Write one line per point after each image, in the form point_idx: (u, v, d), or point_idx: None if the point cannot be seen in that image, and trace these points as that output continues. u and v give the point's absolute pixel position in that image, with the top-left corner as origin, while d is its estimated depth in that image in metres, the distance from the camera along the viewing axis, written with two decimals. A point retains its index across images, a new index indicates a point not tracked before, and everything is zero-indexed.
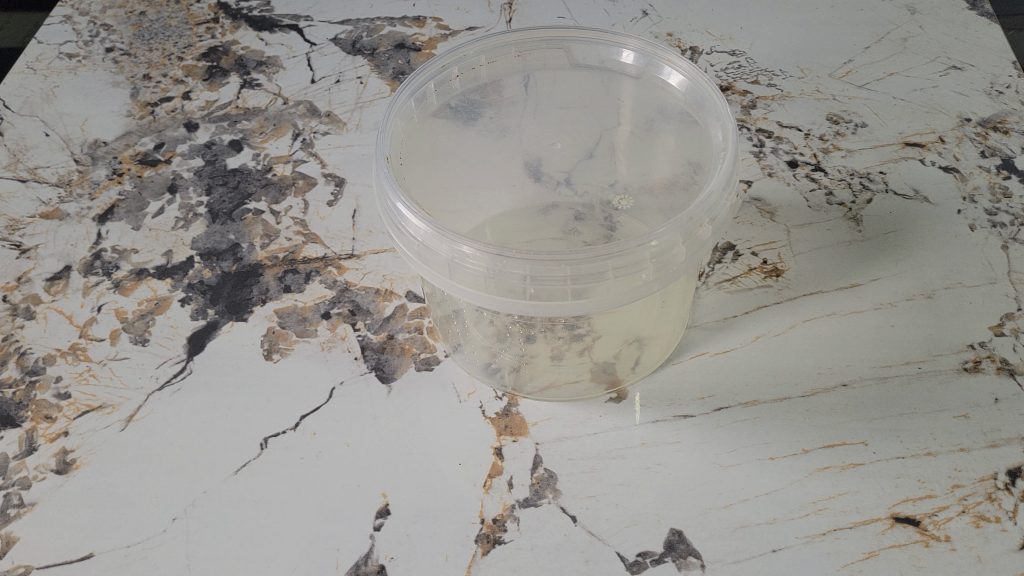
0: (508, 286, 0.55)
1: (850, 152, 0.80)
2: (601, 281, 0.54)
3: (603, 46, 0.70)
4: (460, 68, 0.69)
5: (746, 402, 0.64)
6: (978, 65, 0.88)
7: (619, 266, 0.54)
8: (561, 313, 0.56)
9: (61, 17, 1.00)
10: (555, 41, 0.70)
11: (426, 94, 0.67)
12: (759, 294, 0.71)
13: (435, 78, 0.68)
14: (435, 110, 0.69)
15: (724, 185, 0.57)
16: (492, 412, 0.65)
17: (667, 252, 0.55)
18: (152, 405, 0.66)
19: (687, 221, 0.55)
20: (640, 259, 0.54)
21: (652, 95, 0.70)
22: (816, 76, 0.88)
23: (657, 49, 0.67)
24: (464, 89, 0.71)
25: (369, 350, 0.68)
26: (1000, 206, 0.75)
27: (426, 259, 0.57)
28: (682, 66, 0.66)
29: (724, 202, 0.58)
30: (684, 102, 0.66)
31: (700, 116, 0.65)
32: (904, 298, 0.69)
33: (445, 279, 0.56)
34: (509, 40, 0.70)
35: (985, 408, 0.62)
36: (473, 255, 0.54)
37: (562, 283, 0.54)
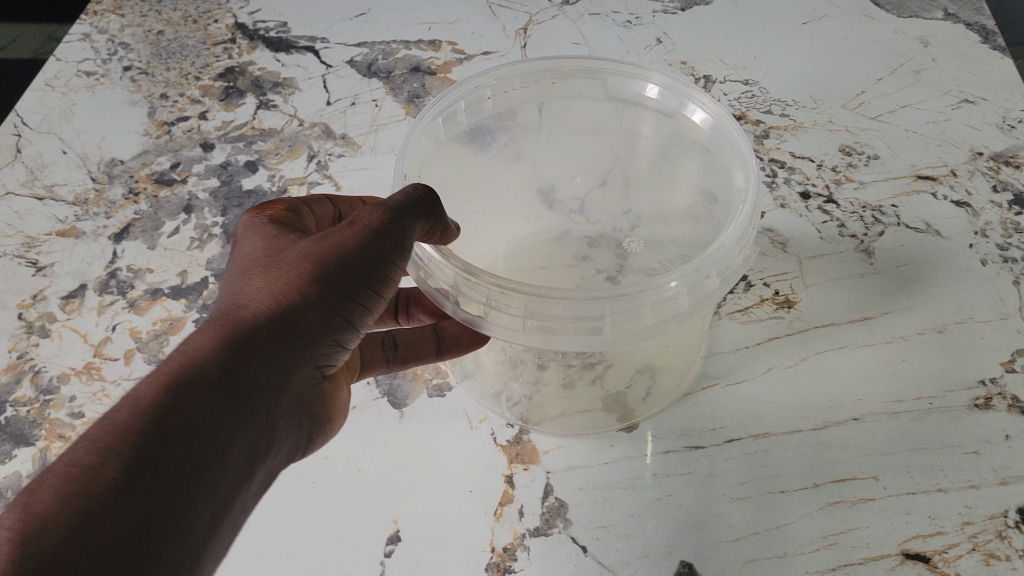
0: (509, 314, 0.54)
1: (862, 184, 0.81)
2: (600, 323, 0.54)
3: (629, 81, 0.70)
4: (492, 91, 0.70)
5: (757, 434, 0.64)
6: (990, 99, 0.88)
7: (620, 309, 0.53)
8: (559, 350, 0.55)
9: (80, 35, 1.01)
10: (571, 66, 0.70)
11: (450, 117, 0.67)
12: (771, 325, 0.71)
13: (466, 98, 0.68)
14: (459, 135, 0.69)
15: (749, 220, 0.57)
16: (504, 440, 0.65)
17: (700, 287, 0.55)
18: None
19: (698, 272, 0.54)
20: (647, 303, 0.54)
21: (673, 129, 0.70)
22: (829, 107, 0.89)
23: (680, 83, 0.68)
24: (490, 113, 0.71)
25: (381, 375, 0.69)
26: (1011, 241, 0.75)
27: (438, 291, 0.57)
28: (703, 103, 0.66)
29: (752, 237, 0.58)
30: (705, 138, 0.67)
31: (719, 152, 0.65)
32: (916, 333, 0.69)
33: (453, 308, 0.56)
34: (544, 66, 0.70)
35: (996, 444, 0.62)
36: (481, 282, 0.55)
37: (559, 321, 0.54)
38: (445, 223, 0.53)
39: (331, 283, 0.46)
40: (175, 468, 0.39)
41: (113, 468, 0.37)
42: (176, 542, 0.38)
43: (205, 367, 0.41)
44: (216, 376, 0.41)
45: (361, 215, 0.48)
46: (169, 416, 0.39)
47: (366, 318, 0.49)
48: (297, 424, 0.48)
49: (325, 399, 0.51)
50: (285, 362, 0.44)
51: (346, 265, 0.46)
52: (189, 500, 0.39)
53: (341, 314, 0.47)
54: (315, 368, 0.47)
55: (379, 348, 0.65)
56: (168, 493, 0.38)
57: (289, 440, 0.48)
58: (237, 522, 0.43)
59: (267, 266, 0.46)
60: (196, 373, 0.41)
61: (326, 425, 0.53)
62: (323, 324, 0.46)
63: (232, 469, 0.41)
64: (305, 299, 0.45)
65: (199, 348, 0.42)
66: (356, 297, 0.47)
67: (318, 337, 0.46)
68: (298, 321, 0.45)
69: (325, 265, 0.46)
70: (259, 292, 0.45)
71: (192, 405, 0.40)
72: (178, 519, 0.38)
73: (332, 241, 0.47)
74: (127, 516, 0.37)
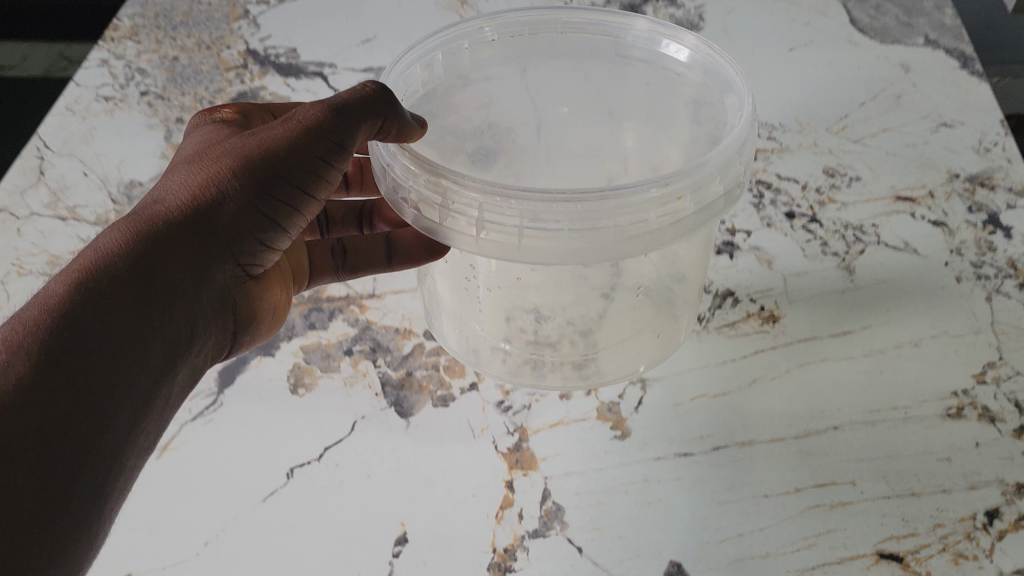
0: (461, 216, 0.56)
1: (845, 205, 0.86)
2: (548, 227, 0.54)
3: (619, 28, 0.76)
4: (472, 42, 0.75)
5: (743, 442, 0.68)
6: (967, 123, 0.93)
7: (573, 215, 0.54)
8: (509, 259, 0.56)
9: (98, 61, 1.05)
10: (566, 26, 0.78)
11: (433, 62, 0.73)
12: (756, 338, 0.75)
13: (448, 45, 0.73)
14: (439, 78, 0.74)
15: (744, 138, 0.59)
16: (504, 447, 0.69)
17: (677, 212, 0.56)
18: (185, 435, 0.70)
19: (662, 189, 0.54)
20: (600, 213, 0.54)
21: (663, 76, 0.74)
22: (814, 130, 0.94)
23: (661, 27, 0.74)
24: (474, 61, 0.76)
25: (389, 386, 0.73)
26: (985, 259, 0.79)
27: (403, 195, 0.59)
28: (688, 40, 0.72)
29: (738, 164, 0.59)
30: (698, 80, 0.72)
31: (715, 89, 0.69)
32: (893, 346, 0.73)
33: (414, 213, 0.59)
34: (551, 17, 0.77)
35: (966, 451, 0.66)
36: (439, 184, 0.56)
37: (507, 224, 0.55)
38: (403, 121, 0.58)
39: (255, 180, 0.54)
40: (90, 351, 0.47)
41: (36, 345, 0.46)
42: (94, 411, 0.47)
43: (120, 264, 0.50)
44: (127, 272, 0.50)
45: (297, 114, 0.56)
46: (82, 308, 0.48)
47: (292, 217, 0.57)
48: (218, 313, 0.58)
49: (247, 296, 0.61)
50: (199, 259, 0.54)
51: (273, 161, 0.54)
52: (120, 373, 0.48)
53: (263, 209, 0.55)
54: (233, 266, 0.57)
55: (329, 253, 0.73)
56: (98, 366, 0.47)
57: (210, 332, 0.58)
58: (165, 403, 0.52)
59: (196, 166, 0.55)
60: (110, 269, 0.50)
61: (250, 321, 0.63)
62: (241, 221, 0.54)
63: (151, 354, 0.50)
64: (227, 197, 0.54)
65: (113, 247, 0.51)
66: (280, 194, 0.55)
67: (236, 230, 0.55)
68: (216, 218, 0.54)
69: (251, 163, 0.54)
70: (187, 191, 0.54)
71: (106, 298, 0.49)
72: (96, 392, 0.47)
73: (261, 140, 0.55)
74: (52, 387, 0.45)
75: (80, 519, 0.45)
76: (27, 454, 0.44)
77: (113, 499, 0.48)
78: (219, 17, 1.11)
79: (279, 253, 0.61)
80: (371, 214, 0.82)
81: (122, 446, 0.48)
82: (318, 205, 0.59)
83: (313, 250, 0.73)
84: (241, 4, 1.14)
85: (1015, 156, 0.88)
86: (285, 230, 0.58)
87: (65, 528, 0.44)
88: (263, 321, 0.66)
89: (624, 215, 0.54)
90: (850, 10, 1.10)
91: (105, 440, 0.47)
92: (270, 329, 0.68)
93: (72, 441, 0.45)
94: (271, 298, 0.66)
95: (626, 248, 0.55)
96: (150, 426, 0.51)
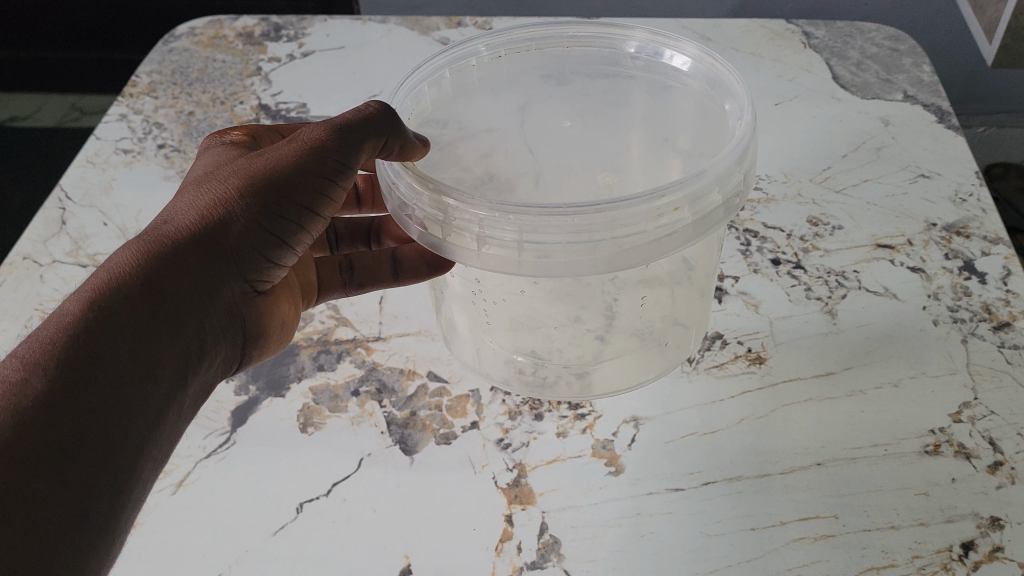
0: (462, 231, 0.63)
1: (828, 252, 0.90)
2: (547, 241, 0.60)
3: (617, 39, 0.84)
4: (477, 60, 0.84)
5: (731, 478, 0.71)
6: (944, 174, 0.98)
7: (571, 229, 0.60)
8: (511, 272, 0.62)
9: (118, 115, 1.12)
10: (571, 39, 0.85)
11: (442, 79, 0.81)
12: (744, 379, 0.79)
13: (455, 62, 0.82)
14: (448, 93, 0.82)
15: (748, 136, 0.66)
16: (504, 483, 0.72)
17: (674, 225, 0.61)
18: (199, 472, 0.74)
19: (658, 201, 0.60)
20: (596, 228, 0.60)
21: (661, 83, 0.82)
22: (798, 181, 0.99)
23: (660, 36, 0.81)
24: (482, 76, 0.84)
25: (394, 425, 0.77)
26: (961, 303, 0.83)
27: (409, 213, 0.66)
28: (685, 47, 0.79)
29: (737, 174, 0.65)
30: (700, 88, 0.79)
31: (715, 96, 0.76)
32: (874, 386, 0.77)
33: (420, 229, 0.65)
34: (556, 32, 0.85)
35: (943, 486, 0.69)
36: (442, 203, 0.64)
37: (508, 238, 0.61)
38: (404, 137, 0.66)
39: (261, 198, 0.59)
40: (105, 362, 0.51)
41: (55, 357, 0.50)
42: (110, 417, 0.51)
43: (133, 279, 0.55)
44: (140, 287, 0.55)
45: (301, 137, 0.62)
46: (97, 321, 0.52)
47: (296, 234, 0.62)
48: (229, 328, 0.62)
49: (257, 314, 0.65)
50: (207, 275, 0.58)
51: (279, 180, 0.60)
52: (133, 377, 0.53)
53: (270, 226, 0.60)
54: (241, 282, 0.61)
55: (337, 271, 0.77)
56: (112, 371, 0.52)
57: (220, 347, 0.62)
58: (178, 414, 0.56)
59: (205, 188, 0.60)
60: (123, 285, 0.54)
61: (259, 339, 0.67)
62: (248, 238, 0.59)
63: (162, 365, 0.55)
64: (234, 215, 0.59)
65: (126, 266, 0.55)
66: (285, 212, 0.60)
67: (243, 248, 0.59)
68: (224, 235, 0.59)
69: (258, 182, 0.60)
70: (197, 212, 0.59)
71: (120, 312, 0.53)
72: (111, 402, 0.51)
73: (267, 162, 0.61)
74: (72, 398, 0.49)
75: (98, 523, 0.49)
76: (50, 462, 0.47)
77: (130, 505, 0.52)
78: (233, 75, 1.18)
79: (285, 271, 0.65)
80: (379, 230, 0.86)
81: (137, 452, 0.52)
82: (322, 223, 0.64)
83: (322, 269, 0.77)
84: (254, 62, 1.20)
85: (989, 206, 0.93)
86: (291, 247, 0.63)
87: (85, 532, 0.48)
88: (271, 340, 0.70)
89: (622, 227, 0.60)
90: (833, 67, 1.17)
91: (121, 446, 0.51)
92: (279, 343, 0.72)
93: (89, 448, 0.49)
94: (282, 313, 0.70)
95: (623, 258, 0.61)
96: (164, 434, 0.55)
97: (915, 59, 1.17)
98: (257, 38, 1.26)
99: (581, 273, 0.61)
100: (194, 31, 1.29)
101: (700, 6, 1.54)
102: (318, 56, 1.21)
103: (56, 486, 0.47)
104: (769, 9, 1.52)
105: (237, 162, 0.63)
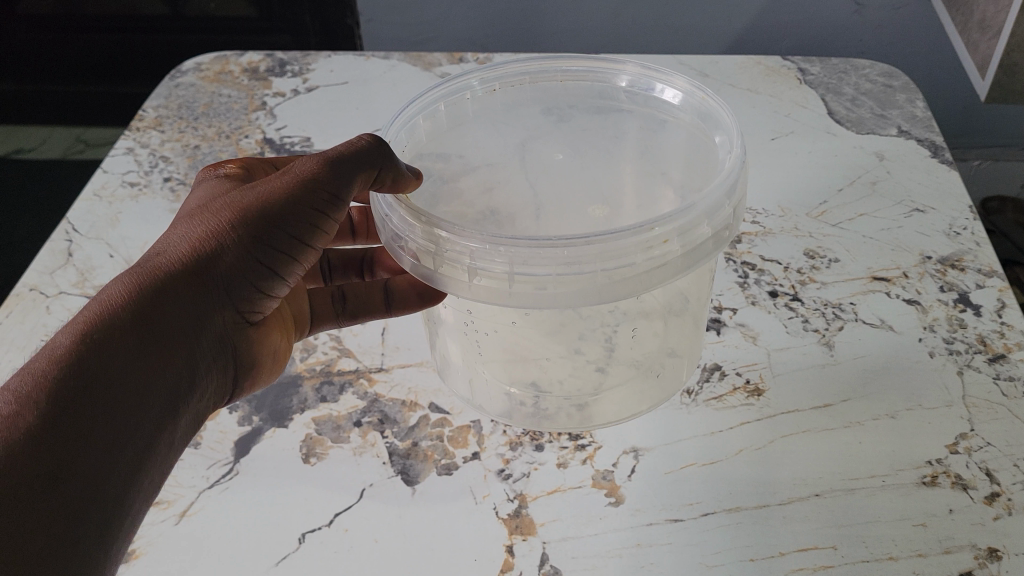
0: (454, 263, 0.64)
1: (824, 285, 0.92)
2: (537, 272, 0.62)
3: (608, 73, 0.83)
4: (472, 93, 0.84)
5: (730, 508, 0.72)
6: (938, 208, 1.00)
7: (561, 260, 0.61)
8: (501, 303, 0.63)
9: (124, 149, 1.14)
10: (565, 73, 0.84)
11: (437, 112, 0.81)
12: (742, 411, 0.80)
13: (449, 96, 0.81)
14: (443, 127, 0.82)
15: (739, 164, 0.68)
16: (505, 513, 0.73)
17: (665, 256, 0.63)
18: (202, 502, 0.74)
19: (647, 233, 0.62)
20: (586, 259, 0.61)
21: (653, 118, 0.82)
22: (795, 215, 1.00)
23: (651, 70, 0.81)
24: (477, 111, 0.84)
25: (396, 455, 0.78)
26: (957, 335, 0.84)
27: (401, 244, 0.68)
28: (676, 82, 0.79)
29: (727, 206, 0.66)
30: (690, 121, 0.79)
31: (706, 128, 0.76)
32: (871, 418, 0.78)
33: (411, 261, 0.66)
34: (548, 63, 0.84)
35: (940, 517, 0.70)
36: (433, 234, 0.65)
37: (499, 269, 0.62)
38: (396, 169, 0.67)
39: (253, 230, 0.61)
40: (96, 394, 0.53)
41: (46, 389, 0.51)
42: (99, 449, 0.52)
43: (124, 311, 0.56)
44: (131, 319, 0.56)
45: (294, 170, 0.64)
46: (88, 353, 0.53)
47: (288, 265, 0.64)
48: (220, 356, 0.63)
49: (248, 343, 0.67)
50: (198, 305, 0.60)
51: (270, 212, 0.61)
52: (123, 406, 0.54)
53: (261, 257, 0.61)
54: (232, 312, 0.62)
55: (330, 300, 0.79)
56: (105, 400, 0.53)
57: (211, 376, 0.63)
58: (168, 443, 0.58)
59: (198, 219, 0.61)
60: (115, 317, 0.56)
61: (250, 368, 0.69)
62: (239, 269, 0.61)
63: (153, 395, 0.56)
64: (226, 247, 0.60)
65: (118, 297, 0.57)
66: (276, 243, 0.62)
67: (234, 278, 0.61)
68: (215, 266, 0.60)
69: (250, 214, 0.61)
70: (189, 243, 0.61)
71: (111, 343, 0.54)
72: (101, 433, 0.52)
73: (260, 194, 0.62)
74: (62, 430, 0.51)
75: (87, 553, 0.50)
76: (40, 495, 0.49)
77: (121, 533, 0.53)
78: (238, 109, 1.20)
79: (277, 300, 0.66)
80: (373, 262, 0.88)
81: (126, 482, 0.53)
82: (314, 254, 0.66)
83: (314, 298, 0.78)
84: (259, 97, 1.23)
85: (983, 239, 0.95)
86: (282, 277, 0.64)
87: (75, 562, 0.49)
88: (263, 369, 0.71)
89: (611, 259, 0.61)
90: (828, 102, 1.19)
91: (110, 477, 0.52)
92: (272, 373, 0.73)
93: (79, 479, 0.51)
94: (273, 343, 0.71)
95: (613, 290, 0.62)
96: (154, 463, 0.56)
97: (909, 95, 1.19)
98: (263, 74, 1.28)
99: (571, 304, 0.62)
100: (201, 67, 1.31)
101: (697, 43, 1.57)
102: (322, 91, 1.23)
103: (46, 517, 0.49)
104: (765, 45, 1.55)
105: (229, 194, 0.64)
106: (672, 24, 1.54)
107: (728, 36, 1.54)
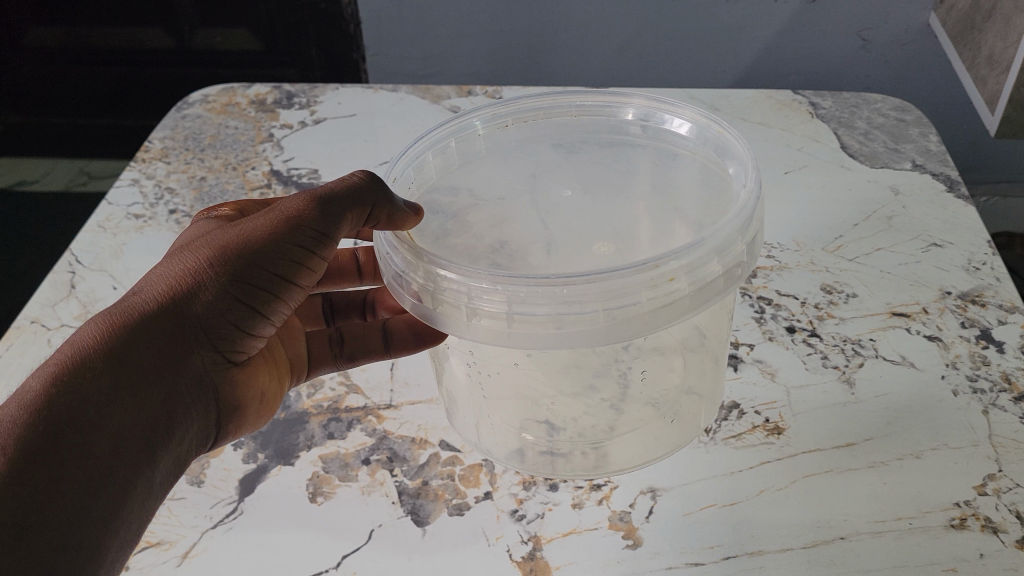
0: (453, 303, 0.62)
1: (843, 320, 0.90)
2: (536, 311, 0.60)
3: (614, 107, 0.86)
4: (485, 130, 0.86)
5: (753, 552, 0.69)
6: (956, 244, 0.98)
7: (559, 299, 0.59)
8: (502, 344, 0.61)
9: (130, 180, 1.13)
10: (578, 108, 0.87)
11: (447, 148, 0.84)
12: (762, 450, 0.77)
13: (457, 132, 0.84)
14: (456, 160, 0.85)
15: (756, 192, 0.67)
16: (518, 556, 0.70)
17: (674, 293, 0.61)
18: (205, 543, 0.72)
19: (652, 270, 0.60)
20: (587, 297, 0.59)
21: (664, 149, 0.83)
22: (810, 249, 0.99)
23: (660, 102, 0.83)
24: (489, 146, 0.86)
25: (405, 495, 0.75)
26: (980, 372, 0.82)
27: (402, 284, 0.66)
28: (685, 112, 0.81)
29: (740, 244, 0.65)
30: (706, 154, 0.80)
31: (722, 162, 0.78)
32: (896, 458, 0.75)
33: (413, 301, 0.65)
34: (563, 99, 0.87)
35: (971, 562, 0.67)
36: (432, 274, 0.63)
37: (498, 307, 0.61)
38: (392, 205, 0.64)
39: (233, 270, 0.60)
40: (66, 440, 0.53)
41: (16, 436, 0.51)
42: (69, 494, 0.52)
43: (99, 357, 0.56)
44: (104, 360, 0.56)
45: (281, 207, 0.62)
46: (58, 398, 0.53)
47: (272, 304, 0.62)
48: (203, 399, 0.62)
49: (235, 384, 0.65)
50: (176, 345, 0.59)
51: (254, 251, 0.60)
52: (94, 452, 0.53)
53: (242, 296, 0.60)
54: (213, 355, 0.61)
55: (326, 343, 0.77)
56: (74, 447, 0.53)
57: (194, 417, 0.62)
58: (147, 487, 0.57)
59: (178, 258, 0.60)
60: (89, 363, 0.55)
61: (238, 410, 0.67)
62: (219, 310, 0.60)
63: (125, 441, 0.55)
64: (205, 286, 0.59)
65: (92, 339, 0.56)
66: (258, 283, 0.60)
67: (212, 320, 0.60)
68: (194, 307, 0.59)
69: (231, 253, 0.60)
70: (168, 281, 0.60)
71: (83, 387, 0.54)
72: (71, 477, 0.52)
73: (242, 232, 0.61)
74: (31, 476, 0.51)
75: None
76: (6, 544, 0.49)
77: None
78: (245, 141, 1.19)
79: (264, 338, 0.65)
80: (374, 303, 0.85)
81: (97, 532, 0.53)
82: (302, 290, 0.64)
83: (312, 339, 0.77)
84: (266, 129, 1.22)
85: (1003, 275, 0.93)
86: (266, 317, 0.63)
87: None
88: (249, 413, 0.69)
89: (614, 298, 0.60)
90: (840, 136, 1.18)
91: (83, 522, 0.52)
92: (257, 419, 0.71)
93: (50, 525, 0.51)
94: (259, 383, 0.69)
95: (618, 329, 0.60)
96: (129, 511, 0.56)
97: (922, 129, 1.18)
98: (270, 105, 1.27)
99: (574, 344, 0.60)
100: (207, 98, 1.30)
101: (704, 77, 1.56)
102: (329, 123, 1.22)
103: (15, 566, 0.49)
104: (773, 81, 1.55)
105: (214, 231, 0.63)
106: (679, 60, 1.54)
107: (735, 71, 1.54)
